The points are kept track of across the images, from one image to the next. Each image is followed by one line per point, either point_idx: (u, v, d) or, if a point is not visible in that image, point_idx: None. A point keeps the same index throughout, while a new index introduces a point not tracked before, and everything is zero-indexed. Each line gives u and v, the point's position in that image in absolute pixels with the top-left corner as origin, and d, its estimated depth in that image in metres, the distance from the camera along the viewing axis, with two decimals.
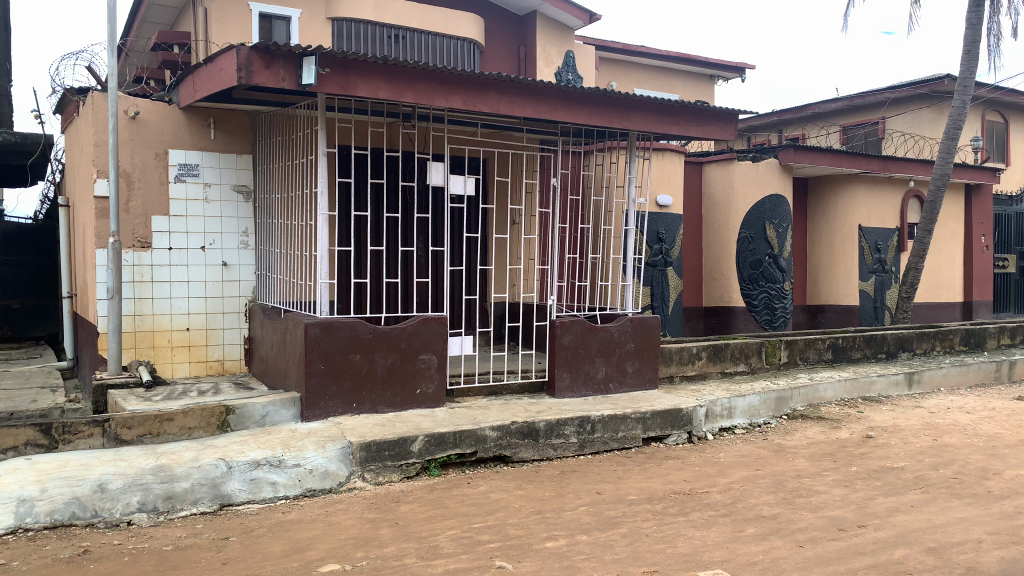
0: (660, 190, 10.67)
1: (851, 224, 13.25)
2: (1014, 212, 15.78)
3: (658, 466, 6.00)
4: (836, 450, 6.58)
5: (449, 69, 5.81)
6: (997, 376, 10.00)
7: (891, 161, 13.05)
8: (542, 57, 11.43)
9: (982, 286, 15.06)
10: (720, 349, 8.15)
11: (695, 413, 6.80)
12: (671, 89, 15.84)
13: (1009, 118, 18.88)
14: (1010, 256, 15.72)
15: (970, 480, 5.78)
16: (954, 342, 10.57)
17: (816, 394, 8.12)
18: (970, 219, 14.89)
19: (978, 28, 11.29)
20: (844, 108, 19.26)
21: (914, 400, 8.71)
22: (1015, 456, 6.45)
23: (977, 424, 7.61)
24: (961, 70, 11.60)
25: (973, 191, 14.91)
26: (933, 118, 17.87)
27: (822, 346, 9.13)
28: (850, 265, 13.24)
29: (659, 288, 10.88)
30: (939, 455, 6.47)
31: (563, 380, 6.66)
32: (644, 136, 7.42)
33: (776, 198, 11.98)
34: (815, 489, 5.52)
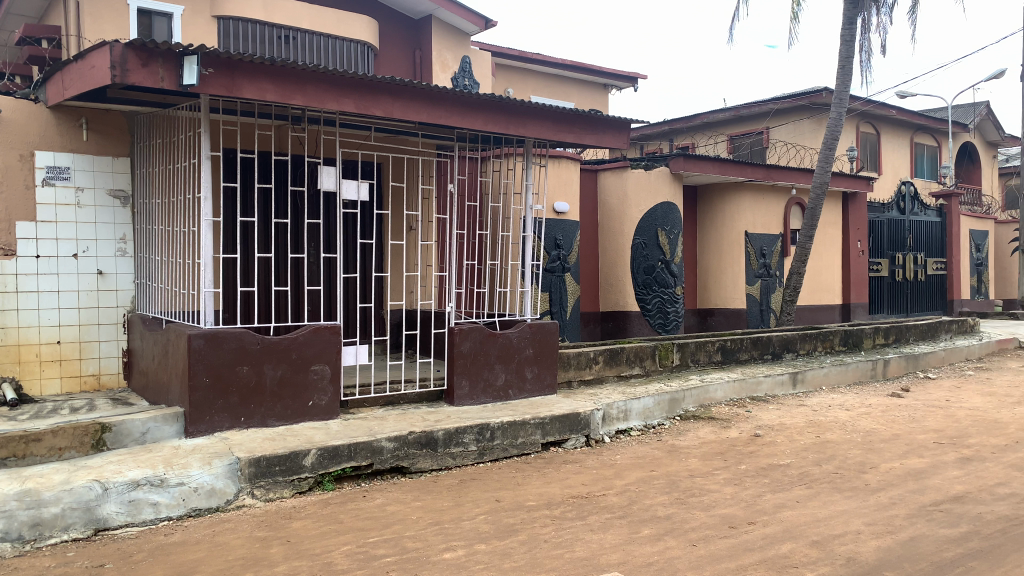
0: (557, 197, 10.78)
1: (738, 230, 13.75)
2: (886, 219, 16.73)
3: (556, 470, 6.02)
4: (726, 449, 6.79)
5: (340, 72, 5.67)
6: (873, 373, 10.57)
7: (774, 170, 13.65)
8: (436, 62, 11.38)
9: (858, 289, 15.93)
10: (616, 353, 8.28)
11: (593, 416, 6.87)
12: (566, 97, 16.08)
13: (880, 130, 20.11)
14: (884, 261, 16.67)
15: (849, 474, 6.06)
16: (834, 343, 11.11)
17: (707, 395, 8.37)
18: (846, 226, 15.73)
19: (851, 44, 11.95)
20: (731, 118, 20.03)
21: (798, 398, 9.10)
22: (889, 450, 6.82)
23: (855, 420, 8.01)
24: (837, 85, 12.22)
25: (849, 199, 15.76)
26: (813, 129, 18.80)
27: (711, 348, 9.42)
28: (737, 269, 13.75)
29: (558, 294, 10.96)
30: (822, 451, 6.77)
31: (462, 387, 6.60)
32: (540, 143, 7.45)
33: (667, 206, 12.34)
34: (707, 488, 5.66)
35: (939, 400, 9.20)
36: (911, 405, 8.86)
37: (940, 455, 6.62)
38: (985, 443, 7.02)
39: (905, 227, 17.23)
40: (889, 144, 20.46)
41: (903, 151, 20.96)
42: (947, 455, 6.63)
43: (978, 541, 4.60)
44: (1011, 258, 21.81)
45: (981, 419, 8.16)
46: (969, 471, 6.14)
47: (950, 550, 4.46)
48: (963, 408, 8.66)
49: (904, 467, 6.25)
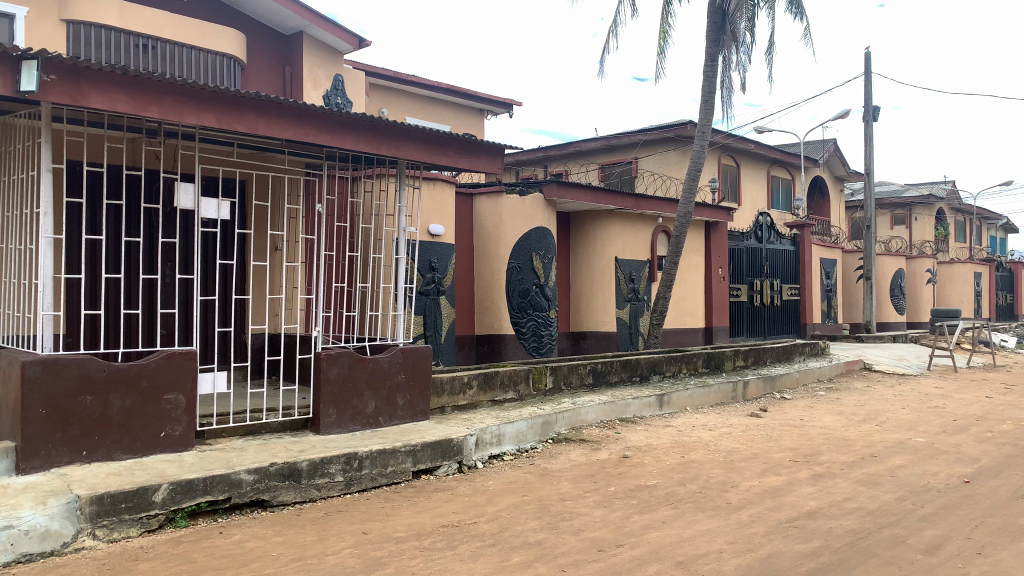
0: (432, 220, 10.72)
1: (608, 255, 14.11)
2: (745, 247, 17.64)
3: (427, 499, 5.89)
4: (596, 471, 6.86)
5: (199, 85, 5.39)
6: (734, 394, 11.03)
7: (643, 199, 14.15)
8: (308, 79, 11.11)
9: (720, 313, 16.66)
10: (490, 377, 8.22)
11: (465, 442, 6.78)
12: (441, 120, 16.09)
13: (740, 163, 21.27)
14: (742, 286, 17.52)
15: (712, 494, 6.25)
16: (698, 364, 11.55)
17: (579, 417, 8.46)
18: (709, 252, 16.48)
19: (713, 80, 12.57)
20: (602, 147, 20.65)
21: (665, 419, 9.35)
22: (749, 468, 7.09)
23: (717, 440, 8.30)
24: (701, 118, 12.79)
25: (711, 228, 16.53)
26: (679, 160, 19.64)
27: (583, 371, 9.56)
28: (608, 293, 14.10)
29: (432, 317, 10.84)
30: (687, 471, 6.95)
31: (329, 416, 6.37)
32: (413, 165, 7.35)
33: (541, 230, 12.49)
34: (577, 512, 5.69)
35: (794, 419, 9.69)
36: (768, 425, 9.28)
37: (794, 473, 6.94)
38: (835, 460, 7.43)
39: (763, 255, 18.19)
40: (748, 177, 21.64)
41: (760, 183, 22.22)
42: (801, 472, 6.96)
43: (829, 555, 4.82)
44: (857, 285, 23.46)
45: (831, 437, 8.64)
46: (820, 488, 6.46)
47: (803, 565, 4.65)
48: (815, 427, 9.15)
49: (762, 485, 6.50)
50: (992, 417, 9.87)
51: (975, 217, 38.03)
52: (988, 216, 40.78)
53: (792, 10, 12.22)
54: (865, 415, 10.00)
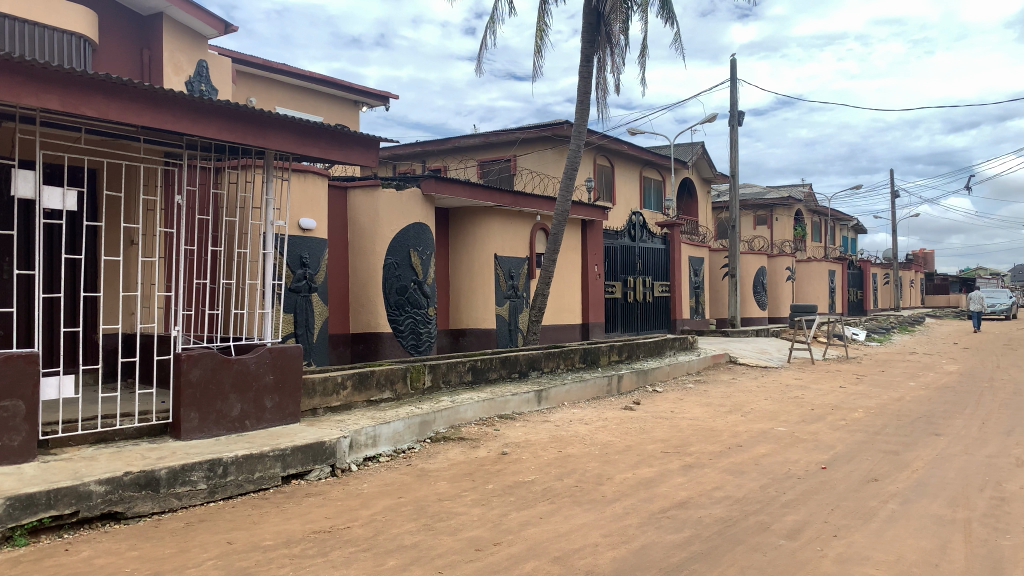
0: (304, 213, 10.36)
1: (488, 252, 14.12)
2: (619, 245, 18.08)
3: (298, 505, 5.64)
4: (474, 469, 6.79)
5: (40, 63, 4.93)
6: (609, 388, 11.24)
7: (521, 197, 14.28)
8: (168, 63, 10.50)
9: (596, 309, 17.03)
10: (365, 377, 8.01)
11: (339, 444, 6.57)
12: (314, 111, 15.63)
13: (615, 163, 21.82)
14: (617, 283, 17.93)
15: (588, 487, 6.32)
16: (575, 360, 11.72)
17: (457, 415, 8.37)
18: (585, 250, 16.78)
19: (589, 81, 12.77)
20: (481, 144, 20.66)
21: (542, 414, 9.41)
22: (623, 461, 7.22)
23: (593, 434, 8.43)
24: (577, 118, 12.94)
25: (587, 226, 16.84)
26: (556, 159, 19.95)
27: (462, 368, 9.49)
28: (488, 291, 14.10)
29: (303, 314, 10.46)
30: (563, 465, 6.99)
31: (190, 420, 5.99)
32: (282, 157, 7.04)
33: (419, 226, 12.49)
34: (454, 512, 5.60)
35: (665, 411, 9.97)
36: (641, 417, 9.51)
37: (666, 464, 7.12)
38: (704, 450, 7.69)
39: (636, 253, 18.66)
40: (622, 177, 22.23)
41: (633, 183, 22.87)
42: (673, 462, 7.16)
43: (699, 543, 4.95)
44: (722, 282, 24.57)
45: (700, 427, 8.94)
46: (690, 477, 6.65)
47: (675, 554, 4.75)
48: (685, 419, 9.45)
49: (635, 477, 6.63)
50: (845, 406, 10.52)
51: (829, 218, 40.72)
52: (841, 218, 43.70)
53: (664, 15, 12.56)
54: (731, 406, 10.43)
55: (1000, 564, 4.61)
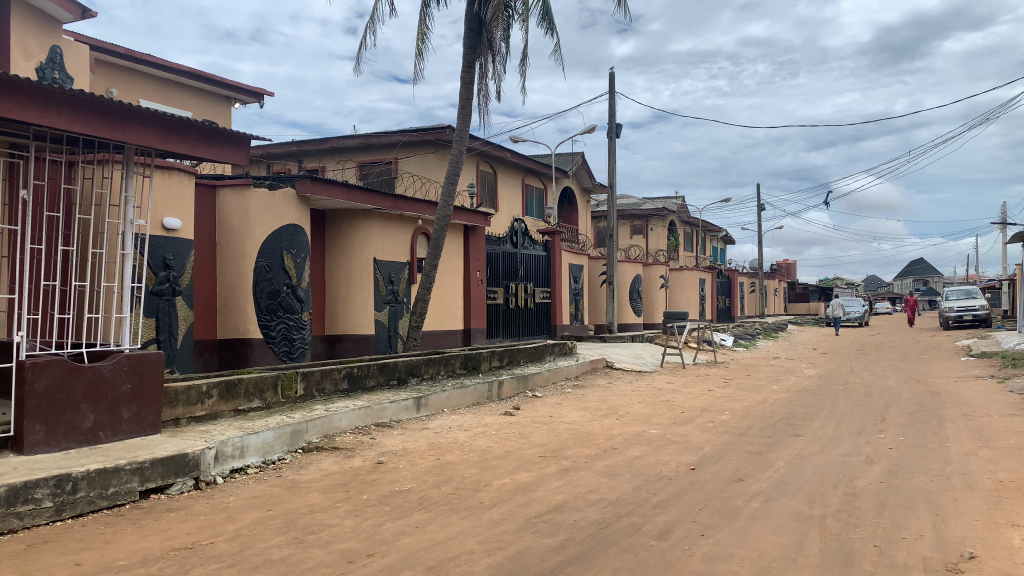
0: (168, 212, 9.86)
1: (367, 256, 13.85)
2: (501, 251, 18.16)
3: (156, 520, 5.32)
4: (348, 480, 6.61)
5: None
6: (490, 394, 11.24)
7: (401, 201, 14.14)
8: (17, 47, 9.75)
9: (478, 315, 17.01)
10: (233, 385, 7.66)
11: (204, 456, 6.25)
12: (182, 105, 14.91)
13: (497, 170, 21.97)
14: (499, 289, 18.00)
15: (466, 494, 6.27)
16: (456, 366, 11.66)
17: (332, 424, 8.15)
18: (467, 256, 16.76)
19: (471, 87, 12.77)
20: (361, 145, 20.33)
21: (421, 422, 9.29)
22: (501, 466, 7.22)
23: (472, 440, 8.38)
24: (459, 124, 12.90)
25: (469, 232, 16.84)
26: (437, 163, 19.88)
27: (337, 376, 9.26)
28: (366, 295, 13.82)
29: (167, 319, 9.94)
30: (441, 473, 6.91)
31: (35, 433, 5.54)
32: (143, 152, 6.63)
33: (293, 228, 12.07)
34: (326, 523, 5.42)
35: (544, 416, 10.06)
36: (520, 422, 9.56)
37: (543, 468, 7.17)
38: (580, 454, 7.80)
39: (517, 259, 18.79)
40: (504, 184, 22.40)
41: (515, 190, 23.08)
42: (550, 467, 7.23)
43: (573, 547, 5.00)
44: (601, 289, 25.15)
45: (577, 431, 9.09)
46: (567, 481, 6.73)
47: (550, 558, 4.78)
48: (563, 423, 9.56)
49: (513, 483, 6.64)
50: (713, 408, 10.96)
51: (700, 228, 42.50)
52: (711, 228, 45.70)
53: (545, 25, 12.72)
54: (607, 410, 10.64)
55: (851, 556, 4.90)
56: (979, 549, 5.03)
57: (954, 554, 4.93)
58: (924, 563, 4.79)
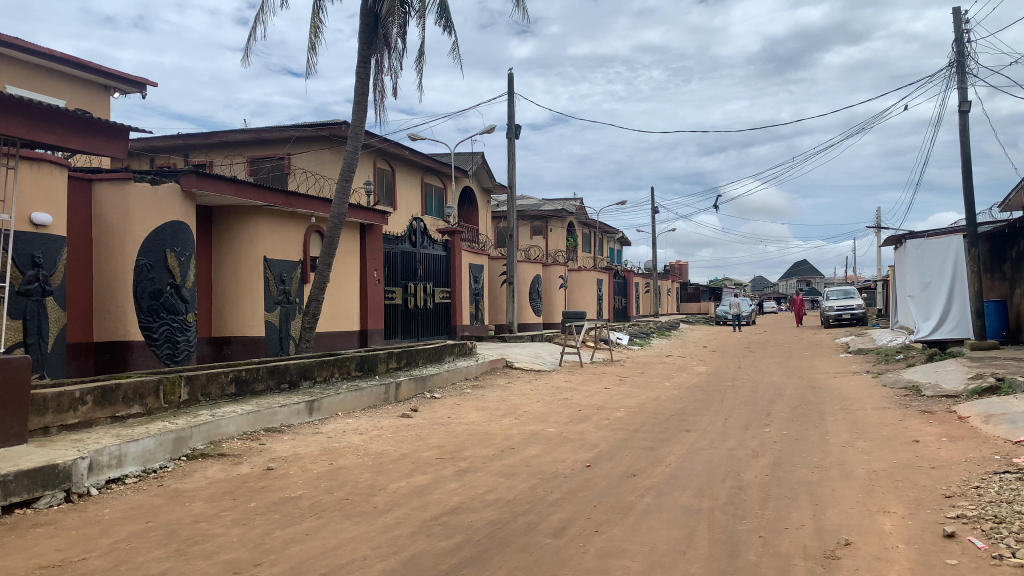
0: (38, 207, 9.24)
1: (257, 254, 13.42)
2: (399, 251, 17.94)
3: (21, 537, 4.95)
4: (235, 487, 6.35)
5: None
6: (386, 396, 11.06)
7: (293, 197, 13.77)
8: None
9: (375, 315, 16.73)
10: (109, 391, 7.24)
11: (76, 466, 5.88)
12: (55, 94, 14.03)
13: (395, 168, 21.73)
14: (397, 289, 17.77)
15: (360, 499, 6.14)
16: (350, 368, 11.43)
17: (218, 430, 7.82)
18: (363, 256, 16.46)
19: (366, 82, 12.56)
20: (252, 140, 19.71)
21: (314, 426, 9.04)
22: (397, 469, 7.10)
23: (367, 443, 8.22)
24: (354, 119, 12.65)
25: (365, 231, 16.55)
26: (332, 159, 19.50)
27: (224, 380, 8.91)
28: (256, 295, 13.38)
29: (36, 321, 9.30)
30: (334, 478, 6.74)
31: None
32: (6, 141, 6.18)
33: (177, 225, 11.58)
34: (211, 533, 5.19)
35: (441, 418, 9.98)
36: (418, 424, 9.44)
37: (440, 470, 7.10)
38: (478, 455, 7.77)
39: (416, 258, 18.60)
40: (402, 182, 22.16)
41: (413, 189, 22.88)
42: (447, 469, 7.16)
43: (468, 548, 4.97)
44: (501, 289, 25.20)
45: (475, 432, 9.05)
46: (464, 482, 6.69)
47: (444, 561, 4.73)
48: (461, 424, 9.50)
49: (409, 486, 6.54)
50: (609, 406, 11.15)
51: (597, 230, 43.33)
52: (608, 230, 46.64)
53: (442, 23, 12.64)
54: (505, 410, 10.65)
55: (737, 547, 5.06)
56: (854, 535, 5.29)
57: (832, 542, 5.17)
58: (805, 551, 5.00)
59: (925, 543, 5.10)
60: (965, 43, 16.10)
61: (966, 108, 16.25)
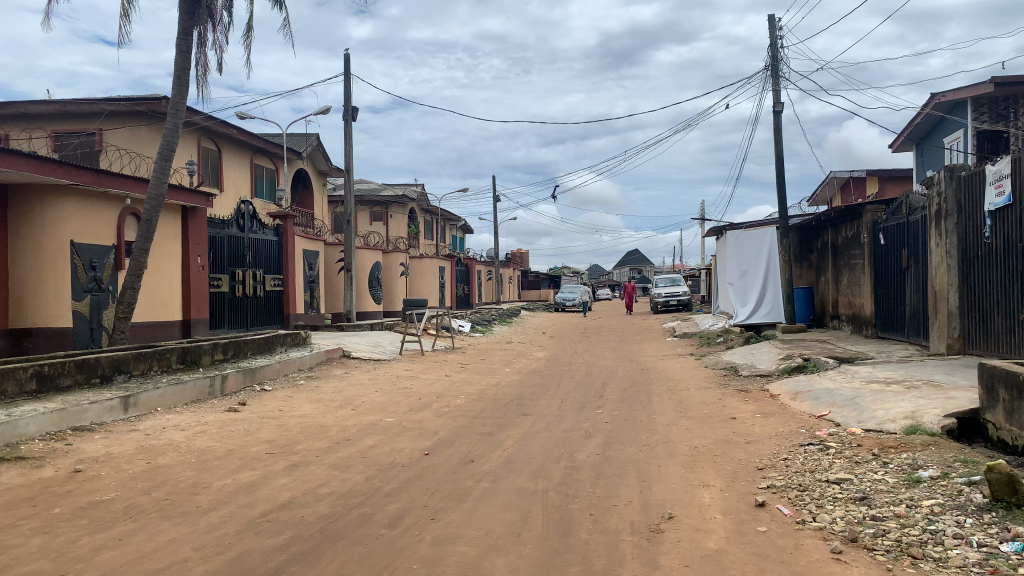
0: None
1: (63, 237, 12.33)
2: (226, 235, 17.05)
3: None
4: (36, 493, 5.79)
5: None
6: (211, 390, 10.49)
7: (104, 175, 12.75)
8: None
9: (199, 305, 15.82)
10: None
11: None
12: None
13: (221, 148, 20.67)
14: (223, 277, 16.92)
15: (180, 499, 5.77)
16: (171, 361, 10.74)
17: (15, 432, 7.11)
18: (186, 240, 15.48)
19: (187, 55, 11.81)
20: (57, 113, 18.06)
21: (129, 424, 8.41)
22: (222, 466, 6.74)
23: (190, 440, 7.74)
24: (173, 95, 11.87)
25: (188, 213, 15.60)
26: (151, 137, 18.27)
27: (22, 376, 8.11)
28: (62, 282, 12.32)
29: None
30: (152, 478, 6.30)
31: None
32: None
33: None
34: (5, 545, 4.69)
35: (272, 411, 9.58)
36: (246, 419, 9.02)
37: (270, 465, 6.80)
38: (311, 448, 7.52)
39: (244, 244, 17.77)
40: (229, 164, 21.11)
41: (242, 171, 21.86)
42: (278, 463, 6.87)
43: (299, 544, 4.78)
44: (338, 276, 24.62)
45: (309, 424, 8.77)
46: (295, 477, 6.45)
47: (274, 559, 4.53)
48: (294, 417, 9.17)
49: (236, 483, 6.22)
50: (449, 393, 11.15)
51: (439, 218, 43.23)
52: (450, 217, 46.65)
53: None
54: (341, 400, 10.40)
55: (569, 526, 5.19)
56: (676, 509, 5.57)
57: (657, 516, 5.42)
58: (632, 526, 5.21)
59: (739, 512, 5.45)
60: (778, 48, 17.35)
61: (779, 109, 17.54)
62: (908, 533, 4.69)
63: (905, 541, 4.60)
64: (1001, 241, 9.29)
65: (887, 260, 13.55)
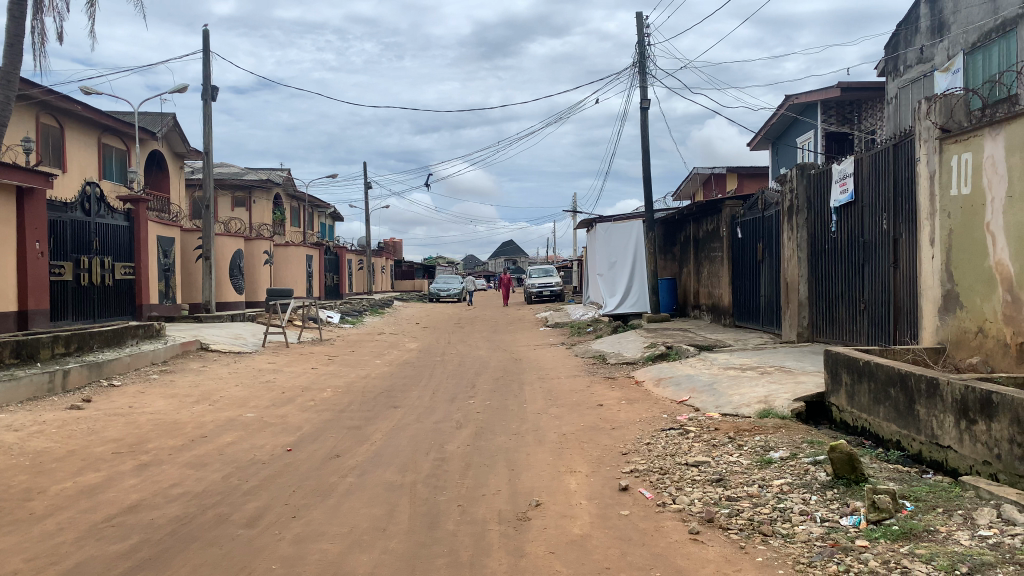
0: None
1: None
2: (69, 220, 15.86)
3: None
4: None
5: None
6: (50, 386, 9.72)
7: None
8: None
9: (37, 294, 14.63)
10: None
11: None
12: None
13: (64, 125, 19.24)
14: (66, 264, 15.75)
15: (11, 506, 5.28)
16: (2, 355, 9.88)
17: None
18: (21, 224, 14.26)
19: (21, 22, 10.86)
20: None
21: None
22: (61, 469, 6.24)
23: (24, 441, 7.12)
24: (4, 64, 10.88)
25: (25, 195, 14.37)
26: None
27: None
28: None
29: None
30: None
31: None
32: None
33: None
34: None
35: (120, 407, 8.99)
36: (90, 417, 8.41)
37: (116, 466, 6.36)
38: (163, 446, 7.08)
39: (91, 229, 16.60)
40: (73, 142, 19.70)
41: (88, 150, 20.45)
42: (125, 464, 6.44)
43: (146, 549, 4.48)
44: (196, 264, 23.48)
45: (161, 421, 8.28)
46: (144, 477, 6.06)
47: (117, 566, 4.22)
48: (144, 414, 8.63)
49: (76, 486, 5.77)
50: (314, 387, 10.83)
51: (307, 204, 41.99)
52: (318, 204, 45.43)
53: None
54: (198, 396, 9.90)
55: (436, 518, 5.12)
56: (543, 496, 5.61)
57: (524, 504, 5.43)
58: (499, 515, 5.20)
59: (604, 497, 5.55)
60: (646, 46, 17.86)
61: (646, 105, 18.07)
62: (759, 512, 4.92)
63: (757, 519, 4.81)
64: (845, 236, 9.93)
65: (744, 252, 14.25)
